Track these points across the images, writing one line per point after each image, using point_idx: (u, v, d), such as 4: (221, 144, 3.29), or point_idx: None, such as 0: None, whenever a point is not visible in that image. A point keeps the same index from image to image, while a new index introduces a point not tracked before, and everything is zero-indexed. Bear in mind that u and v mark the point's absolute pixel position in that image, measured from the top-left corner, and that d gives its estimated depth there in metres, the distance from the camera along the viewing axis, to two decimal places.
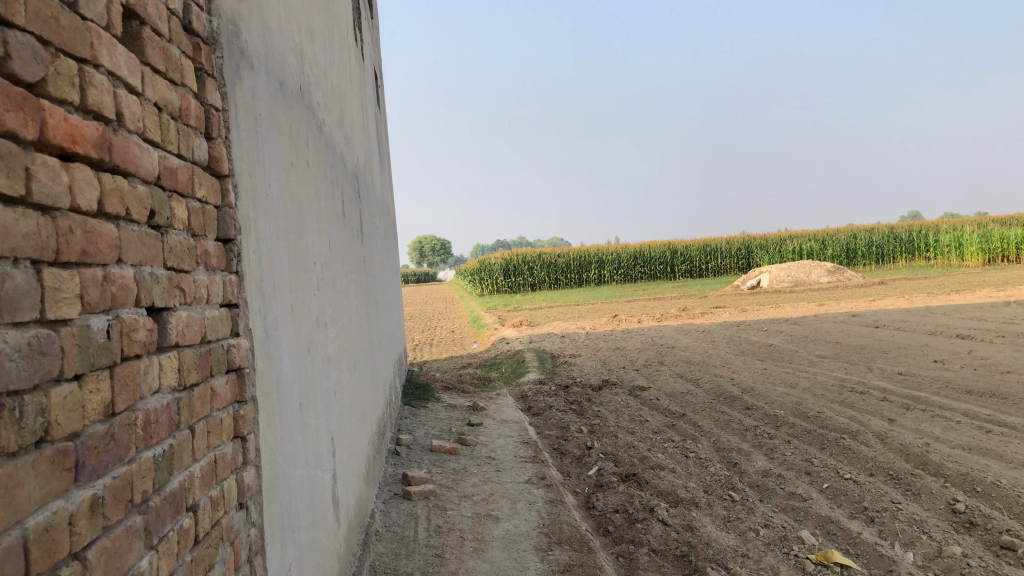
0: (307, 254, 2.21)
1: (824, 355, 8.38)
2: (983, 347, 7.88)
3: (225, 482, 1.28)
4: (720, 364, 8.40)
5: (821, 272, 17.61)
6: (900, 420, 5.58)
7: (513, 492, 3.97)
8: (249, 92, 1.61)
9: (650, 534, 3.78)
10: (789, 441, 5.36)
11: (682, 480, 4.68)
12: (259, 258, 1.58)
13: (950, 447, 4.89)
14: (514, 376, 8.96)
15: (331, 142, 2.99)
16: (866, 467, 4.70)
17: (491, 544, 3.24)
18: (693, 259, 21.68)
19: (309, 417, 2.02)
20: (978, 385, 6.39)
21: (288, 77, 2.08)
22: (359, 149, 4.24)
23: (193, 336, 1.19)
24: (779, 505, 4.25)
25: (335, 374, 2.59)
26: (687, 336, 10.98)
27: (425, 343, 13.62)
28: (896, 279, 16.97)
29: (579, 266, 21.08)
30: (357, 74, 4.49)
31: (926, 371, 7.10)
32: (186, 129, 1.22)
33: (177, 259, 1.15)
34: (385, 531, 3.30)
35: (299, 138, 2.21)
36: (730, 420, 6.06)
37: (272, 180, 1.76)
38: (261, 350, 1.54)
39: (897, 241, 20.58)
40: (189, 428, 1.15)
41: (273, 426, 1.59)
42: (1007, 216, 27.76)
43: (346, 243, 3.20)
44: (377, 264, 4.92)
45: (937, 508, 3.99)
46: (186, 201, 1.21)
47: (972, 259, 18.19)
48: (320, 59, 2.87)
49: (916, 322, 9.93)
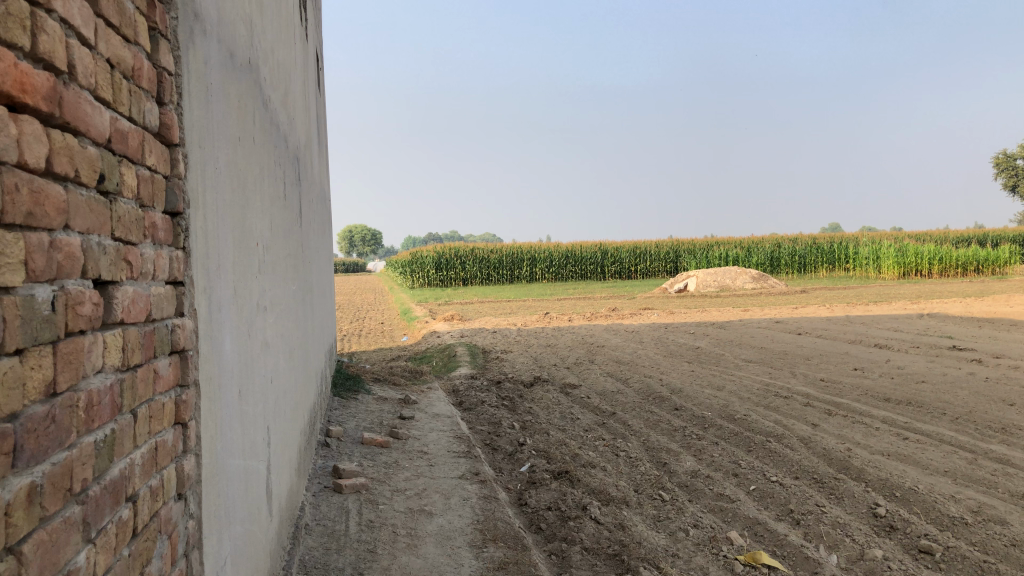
0: (250, 236, 2.11)
1: (750, 359, 8.57)
2: (899, 357, 8.17)
3: (166, 471, 1.20)
4: (649, 365, 8.50)
5: (747, 278, 18.04)
6: (823, 425, 5.73)
7: (446, 488, 3.92)
8: (201, 59, 1.52)
9: (582, 533, 3.77)
10: (716, 442, 5.45)
11: (613, 478, 4.71)
12: (205, 235, 1.49)
13: (870, 452, 5.04)
14: (445, 370, 8.90)
15: (276, 121, 2.90)
16: (791, 470, 4.80)
17: (425, 540, 3.18)
18: (624, 260, 21.94)
19: (247, 404, 1.93)
20: (895, 393, 6.62)
21: (238, 48, 1.98)
22: (300, 131, 4.13)
23: (138, 313, 1.10)
24: (708, 505, 4.30)
25: (272, 361, 2.50)
26: (617, 335, 11.10)
27: (354, 334, 13.42)
28: (817, 288, 17.49)
29: (511, 263, 21.10)
30: (301, 54, 4.37)
31: (846, 378, 7.32)
32: (138, 91, 1.14)
33: (125, 230, 1.06)
34: (315, 525, 3.21)
35: (246, 113, 2.11)
36: (660, 420, 6.13)
37: (221, 154, 1.67)
38: (205, 332, 1.45)
39: (819, 251, 21.24)
40: (131, 412, 1.07)
41: (214, 412, 1.50)
42: (923, 232, 29.01)
43: (285, 226, 3.11)
44: (313, 251, 4.80)
45: (859, 512, 4.10)
46: (136, 168, 1.13)
47: (888, 271, 18.91)
48: (269, 33, 2.77)
49: (837, 331, 10.25)
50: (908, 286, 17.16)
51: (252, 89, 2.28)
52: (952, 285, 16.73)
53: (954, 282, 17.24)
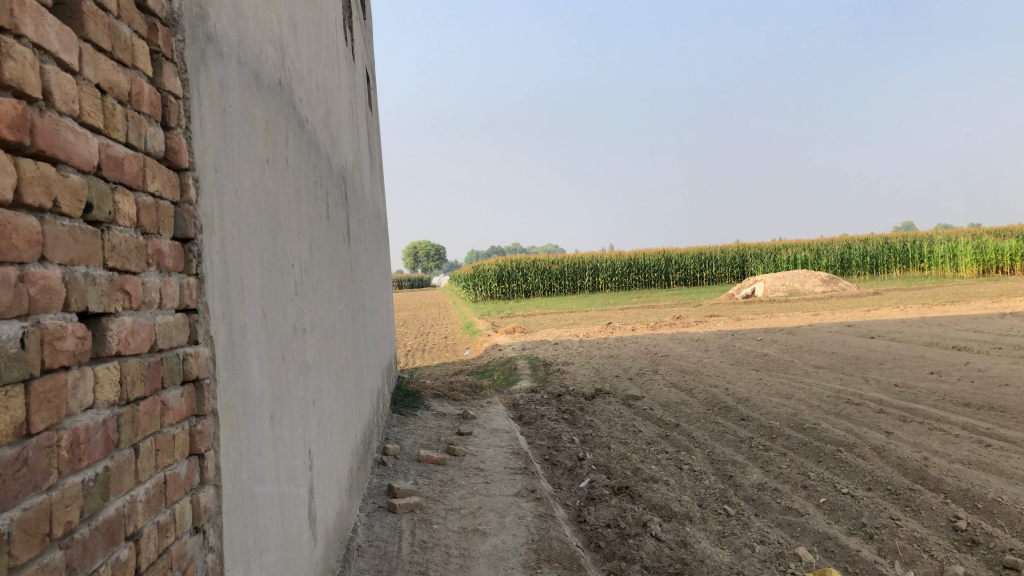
0: (283, 258, 2.09)
1: (819, 366, 8.29)
2: (979, 359, 7.79)
3: (178, 504, 1.17)
4: (715, 374, 8.29)
5: (816, 281, 17.55)
6: (897, 433, 5.48)
7: (502, 506, 3.85)
8: (217, 81, 1.49)
9: (642, 551, 3.66)
10: (784, 453, 5.26)
11: (676, 493, 4.58)
12: (224, 259, 1.46)
13: (949, 461, 4.79)
14: (506, 384, 8.84)
15: (316, 141, 2.89)
16: (863, 481, 4.59)
17: (478, 561, 3.11)
18: (688, 267, 21.60)
19: (282, 429, 1.90)
20: (976, 397, 6.30)
21: (264, 69, 1.97)
22: (348, 150, 4.15)
23: (139, 344, 1.07)
24: (775, 520, 4.14)
25: (314, 382, 2.47)
26: (682, 344, 10.89)
27: (418, 349, 13.51)
28: (891, 290, 16.91)
29: (574, 273, 20.99)
30: (347, 74, 4.40)
31: (923, 382, 7.00)
32: (137, 116, 1.12)
33: (122, 259, 1.04)
34: (368, 546, 3.17)
35: (276, 134, 2.09)
36: (725, 431, 5.95)
37: (243, 176, 1.64)
38: (225, 360, 1.42)
39: (892, 251, 20.57)
40: (132, 446, 1.03)
41: (237, 440, 1.47)
42: (1002, 227, 27.87)
43: (329, 246, 3.10)
44: (366, 271, 4.82)
45: (937, 525, 3.88)
46: (135, 194, 1.11)
47: (966, 270, 18.19)
48: (305, 54, 2.77)
49: (911, 333, 9.85)
50: (988, 284, 16.45)
51: (285, 109, 2.27)
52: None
53: None
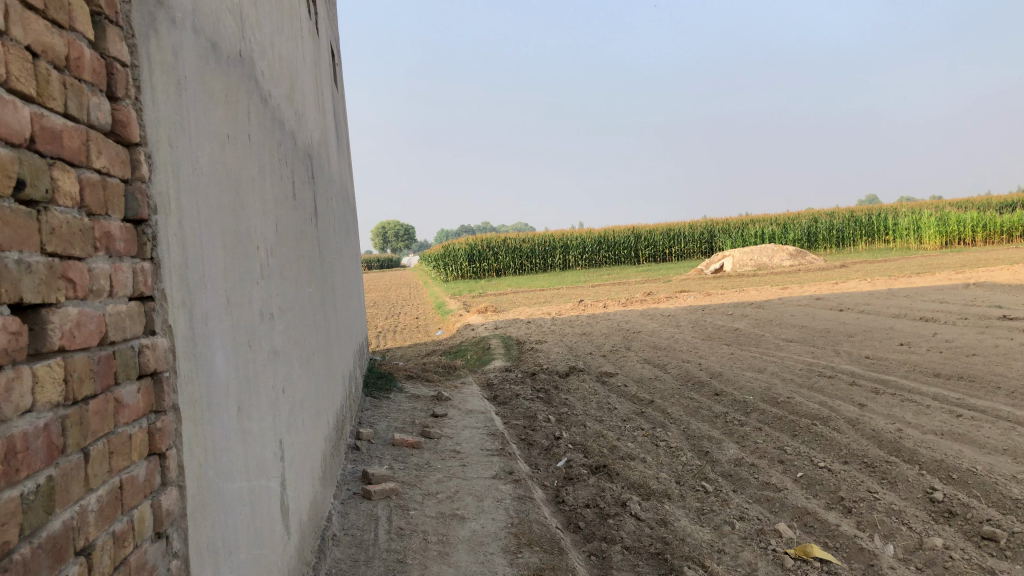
0: (247, 239, 1.97)
1: (791, 339, 8.31)
2: (947, 329, 7.86)
3: (135, 510, 1.07)
4: (687, 349, 8.28)
5: (784, 255, 17.62)
6: (871, 405, 5.49)
7: (479, 489, 3.78)
8: (170, 50, 1.38)
9: (623, 530, 3.61)
10: (760, 428, 5.25)
11: (653, 470, 4.54)
12: (182, 241, 1.35)
13: (922, 432, 4.80)
14: (480, 364, 8.76)
15: (280, 118, 2.77)
16: (840, 455, 4.58)
17: (457, 547, 3.04)
18: (658, 243, 21.64)
19: (250, 421, 1.80)
20: (945, 367, 6.34)
21: (222, 38, 1.84)
22: (314, 128, 4.01)
23: (87, 337, 0.97)
24: (754, 496, 4.12)
25: (284, 370, 2.37)
26: (654, 320, 10.88)
27: (389, 330, 13.36)
28: (857, 262, 17.06)
29: (544, 251, 20.93)
30: (311, 47, 4.25)
31: (893, 354, 7.05)
32: (76, 84, 1.01)
33: (64, 244, 0.93)
34: (343, 535, 3.09)
35: (237, 109, 1.97)
36: (700, 406, 5.94)
37: (202, 153, 1.53)
38: (186, 351, 1.32)
39: (857, 225, 20.78)
40: (81, 451, 0.93)
41: (201, 436, 1.37)
42: (965, 199, 28.34)
43: (296, 227, 2.98)
44: (335, 252, 4.69)
45: (914, 497, 3.89)
46: (77, 171, 1.00)
47: (930, 241, 18.44)
48: (266, 27, 2.64)
49: (880, 305, 9.93)
50: (951, 255, 16.68)
51: (246, 84, 2.14)
52: (998, 252, 16.23)
53: (999, 249, 16.72)
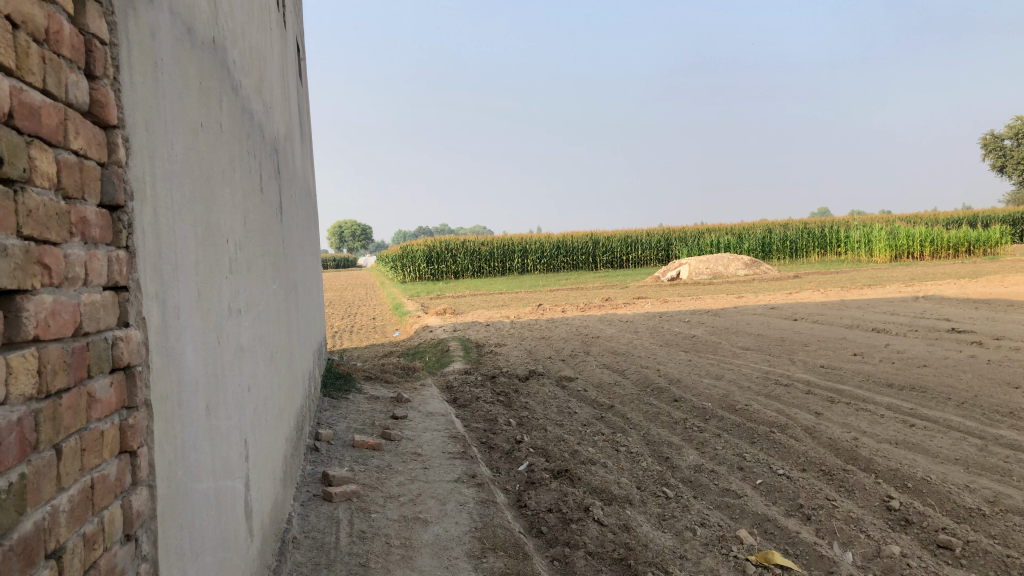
0: (216, 232, 1.90)
1: (747, 347, 8.40)
2: (898, 341, 8.02)
3: (106, 511, 1.02)
4: (645, 355, 8.32)
5: (739, 265, 17.86)
6: (827, 414, 5.57)
7: (442, 492, 3.74)
8: (148, 30, 1.32)
9: (586, 536, 3.60)
10: (719, 434, 5.28)
11: (614, 475, 4.54)
12: (157, 231, 1.29)
13: (877, 441, 4.88)
14: (438, 366, 8.69)
15: (249, 109, 2.69)
16: (798, 462, 4.63)
17: (420, 551, 3.00)
18: (615, 249, 21.78)
19: (218, 420, 1.74)
20: (898, 378, 6.46)
21: (196, 23, 1.77)
22: (280, 121, 3.92)
23: (61, 327, 0.92)
24: (714, 502, 4.13)
25: (249, 368, 2.31)
26: (612, 325, 10.93)
27: (346, 330, 13.19)
28: (810, 273, 17.35)
29: (503, 254, 20.91)
30: (278, 40, 4.16)
31: (847, 364, 7.16)
32: (55, 59, 0.96)
33: (41, 226, 0.88)
34: (304, 538, 3.02)
35: (209, 97, 1.90)
36: (659, 412, 5.96)
37: (177, 140, 1.47)
38: (158, 344, 1.26)
39: (810, 236, 21.16)
40: (54, 448, 0.88)
41: (172, 434, 1.31)
42: (914, 213, 29.05)
43: (263, 221, 2.91)
44: (297, 248, 4.60)
45: (871, 505, 3.94)
46: (54, 152, 0.95)
47: (880, 255, 18.85)
48: (238, 15, 2.57)
49: (833, 316, 10.09)
50: (901, 268, 17.07)
51: (219, 71, 2.08)
52: (945, 266, 16.64)
53: (946, 264, 17.15)
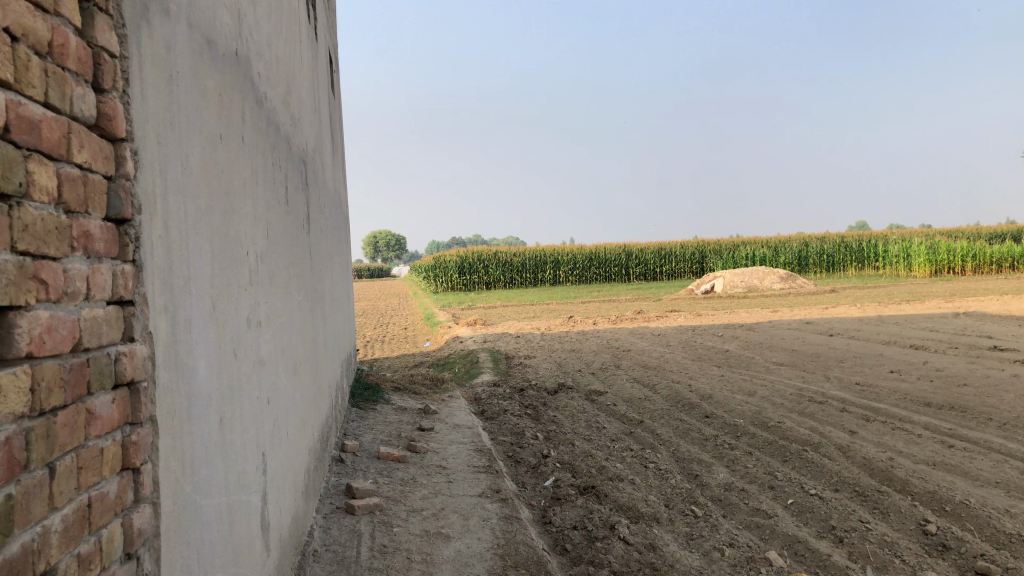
0: (236, 245, 1.90)
1: (781, 362, 8.27)
2: (938, 358, 7.83)
3: (104, 531, 1.00)
4: (677, 369, 8.23)
5: (774, 278, 17.64)
6: (861, 433, 5.44)
7: (465, 507, 3.71)
8: (162, 43, 1.31)
9: (611, 554, 3.53)
10: (750, 452, 5.18)
11: (642, 492, 4.47)
12: (167, 244, 1.28)
13: (914, 462, 4.75)
14: (468, 377, 8.67)
15: (274, 122, 2.70)
16: (830, 482, 4.52)
17: (441, 567, 2.96)
18: (649, 262, 21.63)
19: (232, 433, 1.72)
20: (936, 397, 6.29)
21: (218, 36, 1.77)
22: (309, 133, 3.94)
23: (58, 343, 0.90)
24: (743, 522, 4.04)
25: (270, 380, 2.30)
26: (644, 338, 10.83)
27: (377, 340, 13.24)
28: (847, 288, 17.07)
29: (535, 265, 20.88)
30: (309, 51, 4.18)
31: (884, 381, 7.01)
32: (60, 73, 0.95)
33: (39, 241, 0.87)
34: (324, 551, 3.00)
35: (230, 109, 1.90)
36: (689, 428, 5.87)
37: (193, 153, 1.46)
38: (166, 358, 1.25)
39: (848, 250, 20.84)
40: (47, 466, 0.86)
41: (179, 451, 1.29)
42: (955, 228, 28.51)
43: (288, 232, 2.92)
44: (326, 259, 4.61)
45: (907, 529, 3.82)
46: (57, 165, 0.94)
47: (919, 270, 18.50)
48: (264, 27, 2.58)
49: (870, 331, 9.90)
50: (941, 284, 16.73)
51: (242, 83, 2.08)
52: (988, 282, 16.24)
53: (987, 279, 16.76)
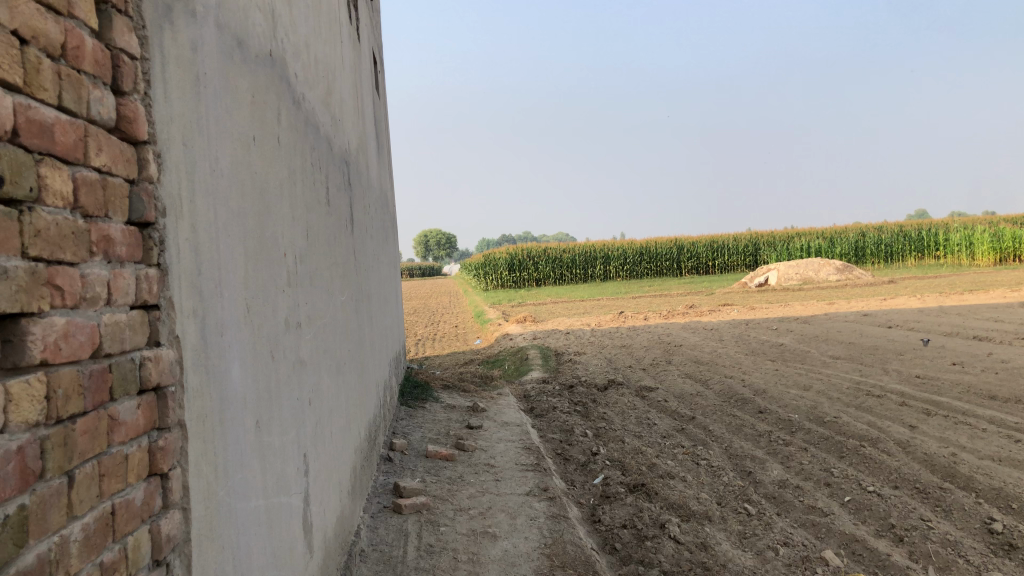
0: (272, 246, 1.89)
1: (838, 356, 8.06)
2: (1003, 349, 7.54)
3: (130, 538, 0.99)
4: (730, 364, 8.09)
5: (830, 270, 17.23)
6: (922, 427, 5.26)
7: (513, 506, 3.67)
8: (189, 45, 1.30)
9: (661, 554, 3.47)
10: (805, 448, 5.05)
11: (693, 490, 4.38)
12: (195, 247, 1.27)
13: (978, 457, 4.57)
14: (517, 374, 8.65)
15: (314, 122, 2.70)
16: (889, 479, 4.38)
17: (487, 566, 2.94)
18: (700, 255, 21.35)
19: (270, 435, 1.71)
20: (1002, 389, 6.06)
21: (250, 38, 1.76)
22: (351, 133, 3.94)
23: (75, 350, 0.90)
24: (799, 520, 3.94)
25: (311, 381, 2.30)
26: (695, 333, 10.68)
27: (427, 338, 13.31)
28: (907, 278, 16.59)
29: (584, 261, 20.79)
30: (351, 51, 4.20)
31: (946, 374, 6.77)
32: (75, 76, 0.94)
33: (52, 246, 0.86)
34: (371, 551, 3.00)
35: (265, 111, 1.90)
36: (743, 424, 5.75)
37: (223, 154, 1.45)
38: (195, 363, 1.24)
39: (907, 239, 20.27)
40: (65, 475, 0.85)
41: (210, 455, 1.28)
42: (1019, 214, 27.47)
43: (329, 233, 2.92)
44: (371, 259, 4.61)
45: (971, 527, 3.68)
46: (73, 168, 0.94)
47: (983, 258, 17.88)
48: (301, 27, 2.57)
49: (930, 322, 9.59)
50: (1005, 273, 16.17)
51: (277, 84, 2.08)
52: None
53: None
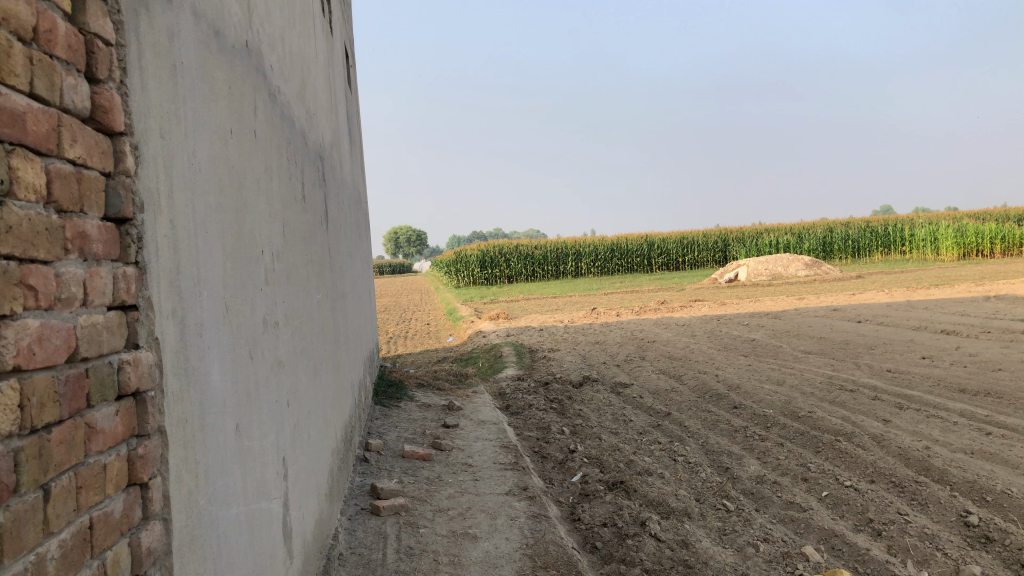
0: (250, 243, 1.83)
1: (810, 351, 8.12)
2: (970, 343, 7.63)
3: (109, 552, 0.94)
4: (703, 359, 8.11)
5: (799, 265, 17.39)
6: (895, 421, 5.30)
7: (493, 506, 3.63)
8: (166, 32, 1.24)
9: (642, 552, 3.45)
10: (781, 443, 5.06)
11: (672, 487, 4.37)
12: (174, 244, 1.21)
13: (951, 450, 4.61)
14: (492, 372, 8.60)
15: (289, 116, 2.63)
16: (865, 473, 4.40)
17: (469, 568, 2.90)
18: (671, 251, 21.44)
19: (250, 439, 1.66)
20: (971, 383, 6.13)
21: (226, 27, 1.70)
22: (326, 128, 3.87)
23: (50, 354, 0.84)
24: (777, 515, 3.94)
25: (289, 382, 2.24)
26: (668, 329, 10.71)
27: (399, 336, 13.19)
28: (874, 273, 16.79)
29: (556, 257, 20.78)
30: (324, 45, 4.12)
31: (916, 368, 6.84)
32: (48, 61, 0.88)
33: (25, 243, 0.81)
34: (349, 554, 2.94)
35: (242, 103, 1.83)
36: (718, 420, 5.75)
37: (201, 147, 1.39)
38: (175, 365, 1.18)
39: (873, 235, 20.52)
40: (40, 488, 0.80)
41: (191, 460, 1.22)
42: (980, 209, 27.94)
43: (305, 230, 2.85)
44: (345, 257, 4.54)
45: (948, 520, 3.70)
46: (47, 160, 0.88)
47: (947, 253, 18.15)
48: (276, 19, 2.50)
49: (899, 317, 9.70)
50: (969, 267, 16.43)
51: (253, 76, 2.01)
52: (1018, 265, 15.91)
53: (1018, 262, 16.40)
